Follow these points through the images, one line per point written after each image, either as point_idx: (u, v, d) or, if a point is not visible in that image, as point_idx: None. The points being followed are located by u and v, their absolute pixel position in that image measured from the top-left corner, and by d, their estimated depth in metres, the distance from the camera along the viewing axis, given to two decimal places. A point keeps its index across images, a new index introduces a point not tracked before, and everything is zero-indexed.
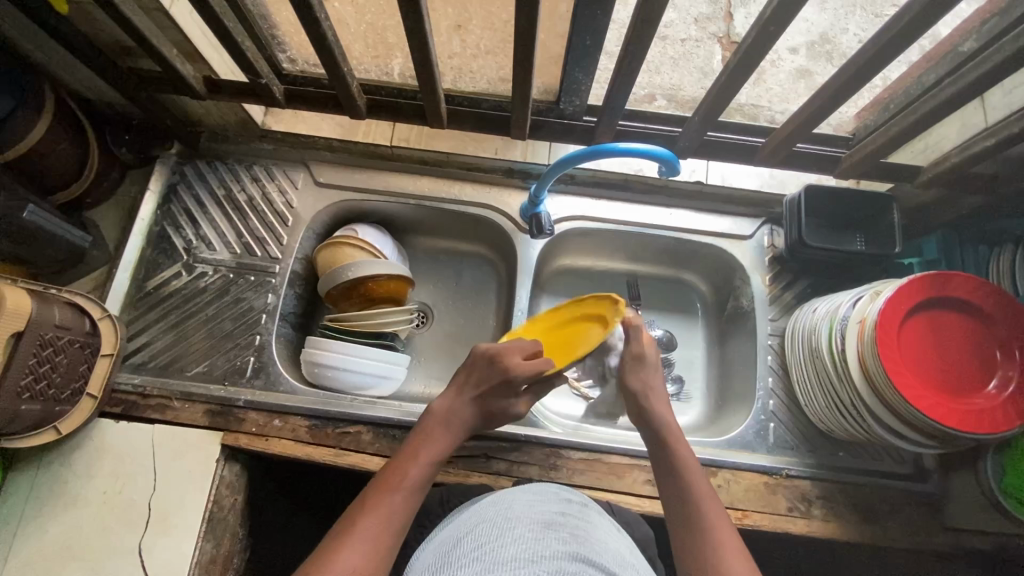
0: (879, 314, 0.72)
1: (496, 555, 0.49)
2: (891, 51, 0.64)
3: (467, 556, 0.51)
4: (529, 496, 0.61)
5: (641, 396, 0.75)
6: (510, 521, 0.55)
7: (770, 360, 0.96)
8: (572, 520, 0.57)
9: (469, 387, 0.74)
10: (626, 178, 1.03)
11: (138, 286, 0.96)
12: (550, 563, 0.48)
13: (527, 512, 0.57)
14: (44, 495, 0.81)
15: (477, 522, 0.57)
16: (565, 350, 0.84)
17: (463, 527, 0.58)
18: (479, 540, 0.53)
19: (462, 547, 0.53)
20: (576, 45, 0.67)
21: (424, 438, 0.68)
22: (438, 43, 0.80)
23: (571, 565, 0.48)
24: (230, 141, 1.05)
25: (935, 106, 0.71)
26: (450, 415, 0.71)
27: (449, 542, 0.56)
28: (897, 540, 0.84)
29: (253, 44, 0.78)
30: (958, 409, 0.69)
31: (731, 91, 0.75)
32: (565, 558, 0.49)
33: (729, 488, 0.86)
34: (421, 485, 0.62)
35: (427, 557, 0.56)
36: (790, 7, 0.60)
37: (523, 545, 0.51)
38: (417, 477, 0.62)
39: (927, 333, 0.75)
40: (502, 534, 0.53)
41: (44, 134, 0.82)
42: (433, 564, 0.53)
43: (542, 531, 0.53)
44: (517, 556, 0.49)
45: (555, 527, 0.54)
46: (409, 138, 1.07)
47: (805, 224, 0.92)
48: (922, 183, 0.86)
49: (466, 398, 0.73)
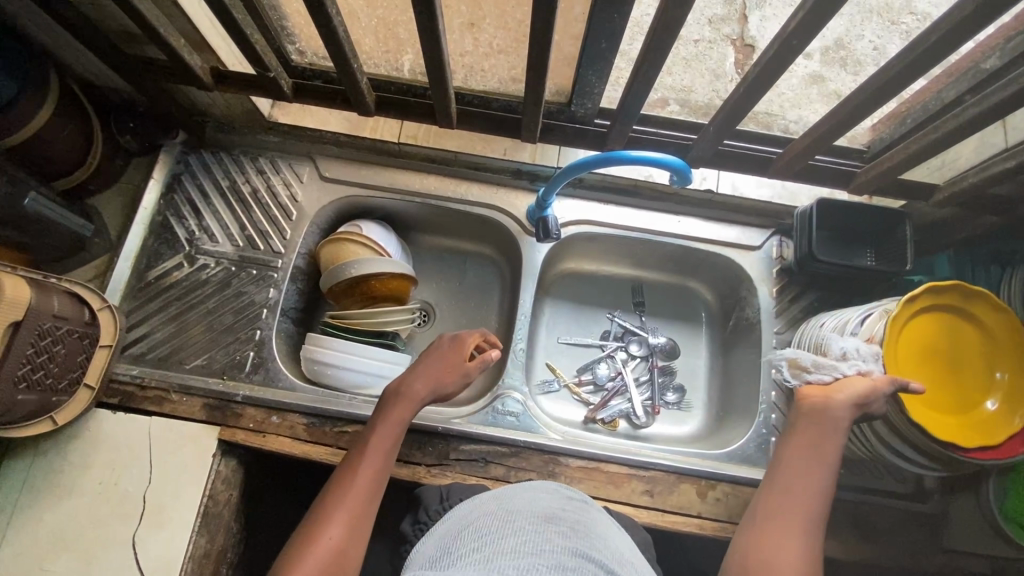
0: (923, 343, 0.74)
1: (494, 547, 0.49)
2: (917, 68, 0.63)
3: (467, 547, 0.50)
4: (529, 491, 0.60)
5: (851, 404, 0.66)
6: (510, 514, 0.54)
7: (773, 374, 0.94)
8: (572, 514, 0.56)
9: (416, 371, 0.78)
10: (636, 183, 1.01)
11: (138, 277, 0.95)
12: (550, 556, 0.47)
13: (528, 506, 0.56)
14: (40, 483, 0.81)
15: (477, 515, 0.56)
16: (940, 386, 0.73)
17: (464, 519, 0.57)
18: (480, 532, 0.52)
19: (463, 537, 0.52)
20: (592, 47, 0.66)
21: (379, 424, 0.72)
22: (451, 41, 0.78)
23: (572, 560, 0.47)
24: (236, 132, 1.03)
25: (958, 125, 0.69)
26: (401, 391, 0.75)
27: (449, 533, 0.55)
28: (896, 560, 0.84)
29: (263, 37, 0.76)
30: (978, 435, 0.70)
31: (749, 102, 0.73)
32: (565, 552, 0.48)
33: (727, 502, 0.85)
34: (381, 472, 0.67)
35: (429, 547, 0.55)
36: (815, 21, 0.58)
37: (523, 538, 0.50)
38: (377, 465, 0.67)
39: (965, 357, 0.74)
40: (503, 527, 0.52)
41: (48, 119, 0.81)
42: (433, 554, 0.52)
43: (541, 523, 0.53)
44: (516, 547, 0.48)
45: (555, 521, 0.54)
46: (416, 134, 1.03)
47: (816, 239, 0.90)
48: (936, 202, 0.85)
49: (420, 377, 0.77)
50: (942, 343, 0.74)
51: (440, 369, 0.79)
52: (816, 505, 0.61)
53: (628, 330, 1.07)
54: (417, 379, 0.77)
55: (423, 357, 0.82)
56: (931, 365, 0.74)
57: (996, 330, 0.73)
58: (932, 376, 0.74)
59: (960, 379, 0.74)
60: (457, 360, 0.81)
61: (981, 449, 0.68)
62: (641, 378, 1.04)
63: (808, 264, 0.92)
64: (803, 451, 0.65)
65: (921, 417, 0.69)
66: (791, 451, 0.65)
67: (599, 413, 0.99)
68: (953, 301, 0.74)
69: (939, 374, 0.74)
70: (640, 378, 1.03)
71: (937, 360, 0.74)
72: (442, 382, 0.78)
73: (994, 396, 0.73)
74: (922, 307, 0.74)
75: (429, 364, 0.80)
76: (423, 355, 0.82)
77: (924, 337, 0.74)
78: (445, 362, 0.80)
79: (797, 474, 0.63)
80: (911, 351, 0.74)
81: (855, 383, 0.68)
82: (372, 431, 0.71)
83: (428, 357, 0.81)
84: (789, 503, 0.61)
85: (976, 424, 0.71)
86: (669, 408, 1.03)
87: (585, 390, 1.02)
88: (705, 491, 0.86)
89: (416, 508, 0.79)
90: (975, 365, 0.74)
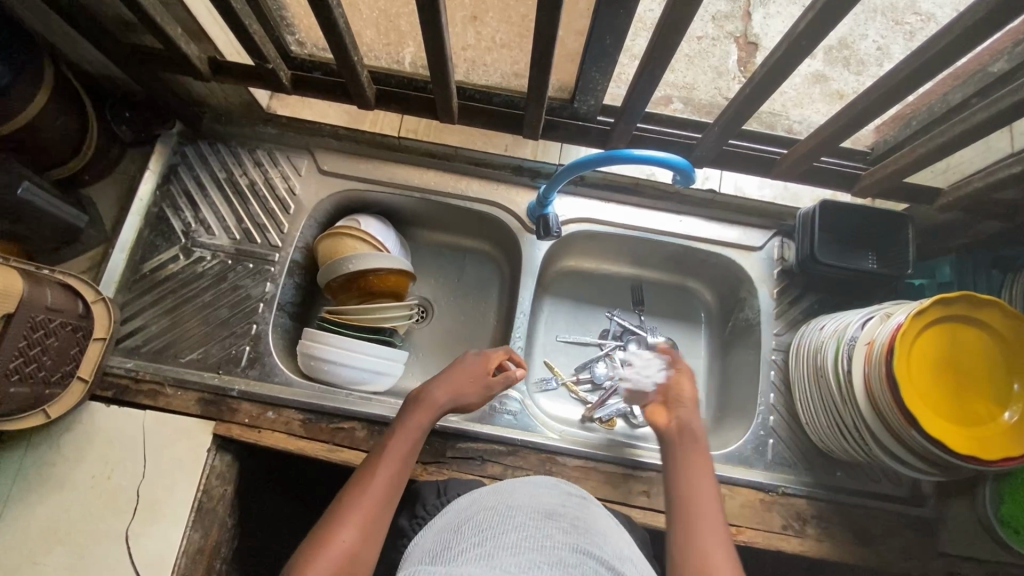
0: (937, 352, 0.71)
1: (495, 543, 0.48)
2: (925, 72, 0.62)
3: (468, 542, 0.49)
4: (529, 486, 0.60)
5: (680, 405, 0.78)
6: (511, 509, 0.54)
7: (772, 376, 0.94)
8: (572, 511, 0.56)
9: (438, 381, 0.80)
10: (638, 182, 1.00)
11: (133, 269, 0.94)
12: (551, 553, 0.47)
13: (528, 502, 0.55)
14: (30, 477, 0.80)
15: (477, 510, 0.55)
16: (956, 396, 0.70)
17: (463, 513, 0.56)
18: (480, 526, 0.51)
19: (463, 531, 0.52)
20: (596, 42, 0.65)
21: (399, 429, 0.73)
22: (453, 34, 0.77)
23: (572, 556, 0.47)
24: (234, 123, 1.02)
25: (966, 129, 0.68)
26: (423, 401, 0.76)
27: (449, 527, 0.55)
28: (891, 563, 0.84)
29: (262, 26, 0.75)
30: (997, 443, 0.67)
31: (754, 103, 0.72)
32: (565, 548, 0.48)
33: (724, 503, 0.85)
34: (399, 474, 0.68)
35: (427, 541, 0.55)
36: (823, 23, 0.58)
37: (523, 533, 0.49)
38: (395, 467, 0.68)
39: (979, 363, 0.71)
40: (504, 522, 0.51)
41: (43, 107, 0.79)
42: (433, 548, 0.52)
43: (541, 520, 0.52)
44: (517, 543, 0.48)
45: (555, 517, 0.53)
46: (417, 129, 1.04)
47: (817, 241, 0.90)
48: (941, 206, 0.84)
49: (441, 386, 0.79)
50: (961, 353, 0.71)
51: (462, 380, 0.80)
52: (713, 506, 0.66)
53: (627, 329, 1.06)
54: (438, 386, 0.79)
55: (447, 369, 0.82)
56: (948, 374, 0.71)
57: (1010, 335, 0.71)
58: (949, 384, 0.70)
59: (976, 386, 0.71)
60: (478, 371, 0.82)
61: (1001, 458, 0.66)
62: None
63: (810, 267, 0.91)
64: (688, 466, 0.70)
65: (930, 424, 0.66)
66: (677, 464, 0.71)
67: (597, 412, 0.98)
68: (967, 307, 0.70)
69: (957, 383, 0.71)
70: None
71: (952, 367, 0.71)
72: (460, 392, 0.79)
73: (1013, 408, 0.69)
74: (932, 318, 0.70)
75: (450, 374, 0.81)
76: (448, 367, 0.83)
77: (938, 347, 0.71)
78: (467, 373, 0.82)
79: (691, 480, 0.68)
80: (925, 362, 0.70)
81: (675, 381, 0.82)
82: (392, 437, 0.72)
83: (450, 368, 0.83)
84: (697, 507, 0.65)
85: (994, 434, 0.68)
86: None
87: (583, 388, 1.01)
88: None
89: (414, 503, 0.79)
90: (991, 371, 0.71)
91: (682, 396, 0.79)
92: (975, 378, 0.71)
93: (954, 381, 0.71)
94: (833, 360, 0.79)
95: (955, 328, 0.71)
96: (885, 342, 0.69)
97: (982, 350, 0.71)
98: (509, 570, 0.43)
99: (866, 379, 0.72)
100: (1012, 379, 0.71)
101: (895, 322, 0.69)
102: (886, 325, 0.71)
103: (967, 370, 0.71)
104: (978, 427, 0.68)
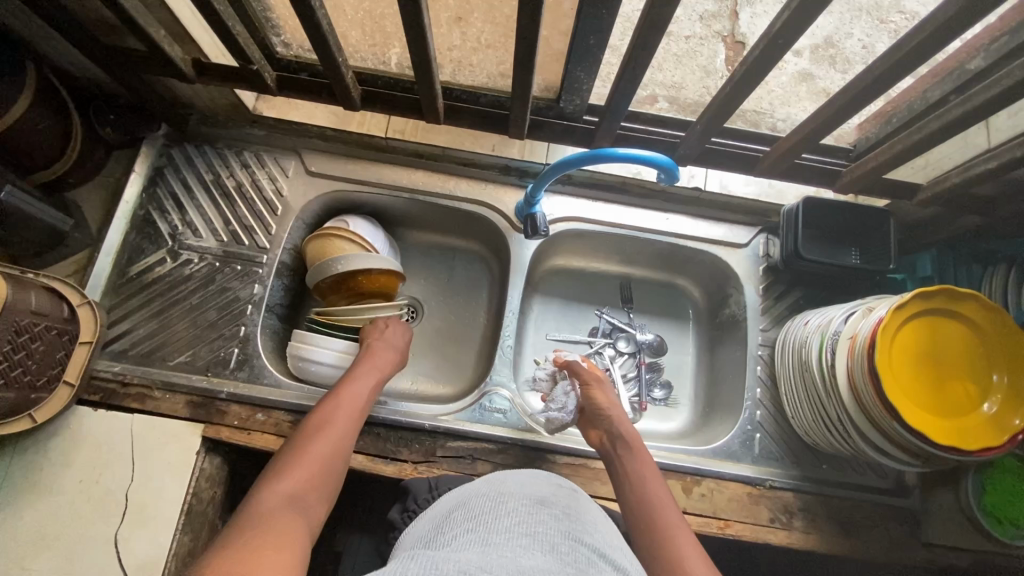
0: (917, 340, 0.72)
1: (487, 528, 0.49)
2: (901, 69, 0.63)
3: (461, 527, 0.50)
4: (520, 477, 0.60)
5: (608, 409, 0.83)
6: (504, 497, 0.54)
7: (759, 370, 0.96)
8: (563, 499, 0.56)
9: (383, 336, 0.89)
10: (625, 181, 1.01)
11: (120, 272, 0.94)
12: (543, 539, 0.47)
13: (520, 489, 0.56)
14: (16, 483, 0.79)
15: (470, 497, 0.56)
16: (935, 389, 0.71)
17: (455, 500, 0.57)
18: (473, 513, 0.52)
19: (455, 517, 0.52)
20: (580, 43, 0.65)
21: (360, 371, 0.81)
22: (438, 35, 0.77)
23: (564, 543, 0.47)
24: (220, 126, 1.02)
25: (942, 126, 0.70)
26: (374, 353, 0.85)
27: (441, 514, 0.55)
28: (876, 554, 0.85)
29: (245, 27, 0.75)
30: (976, 434, 0.68)
31: (733, 103, 0.74)
32: (557, 535, 0.48)
33: (712, 496, 0.86)
34: (364, 407, 0.76)
35: (419, 527, 0.55)
36: (802, 20, 0.58)
37: (517, 519, 0.50)
38: (361, 400, 0.76)
39: (959, 357, 0.73)
40: (496, 508, 0.52)
41: (26, 111, 0.79)
42: (425, 534, 0.52)
43: (533, 506, 0.53)
44: (509, 528, 0.48)
45: (547, 505, 0.54)
46: (405, 130, 1.04)
47: (802, 237, 0.91)
48: (920, 201, 0.86)
49: (387, 340, 0.88)
50: (942, 347, 0.73)
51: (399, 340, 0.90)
52: (671, 508, 0.69)
53: (617, 327, 1.07)
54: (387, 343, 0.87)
55: (374, 326, 0.91)
56: (927, 366, 0.72)
57: (989, 330, 0.72)
58: (931, 374, 0.72)
59: (958, 379, 0.72)
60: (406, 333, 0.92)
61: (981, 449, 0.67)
62: (629, 374, 1.04)
63: (794, 262, 0.92)
64: (645, 476, 0.73)
65: (909, 415, 0.67)
66: (635, 476, 0.74)
67: None
68: (948, 301, 0.72)
69: (938, 375, 0.72)
70: (627, 374, 1.04)
71: (932, 360, 0.72)
72: (396, 349, 0.88)
73: (992, 399, 0.70)
74: (913, 313, 0.71)
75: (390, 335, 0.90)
76: (381, 326, 0.91)
77: (919, 339, 0.72)
78: (401, 333, 0.91)
79: (652, 484, 0.72)
80: (906, 354, 0.71)
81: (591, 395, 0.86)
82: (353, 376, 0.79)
83: (388, 329, 0.91)
84: (662, 509, 0.68)
85: (975, 427, 0.69)
86: (656, 404, 1.03)
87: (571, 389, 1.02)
88: (690, 486, 0.87)
89: (404, 497, 0.80)
90: (973, 366, 0.72)
91: (600, 407, 0.84)
92: (954, 372, 0.72)
93: (935, 374, 0.72)
94: (818, 353, 0.80)
95: (936, 318, 0.73)
96: (867, 336, 0.70)
97: (963, 344, 0.73)
98: (504, 555, 0.44)
99: (849, 373, 0.74)
100: (993, 372, 0.72)
101: (877, 316, 0.71)
102: (869, 319, 0.72)
103: (948, 365, 0.72)
104: (955, 419, 0.69)
